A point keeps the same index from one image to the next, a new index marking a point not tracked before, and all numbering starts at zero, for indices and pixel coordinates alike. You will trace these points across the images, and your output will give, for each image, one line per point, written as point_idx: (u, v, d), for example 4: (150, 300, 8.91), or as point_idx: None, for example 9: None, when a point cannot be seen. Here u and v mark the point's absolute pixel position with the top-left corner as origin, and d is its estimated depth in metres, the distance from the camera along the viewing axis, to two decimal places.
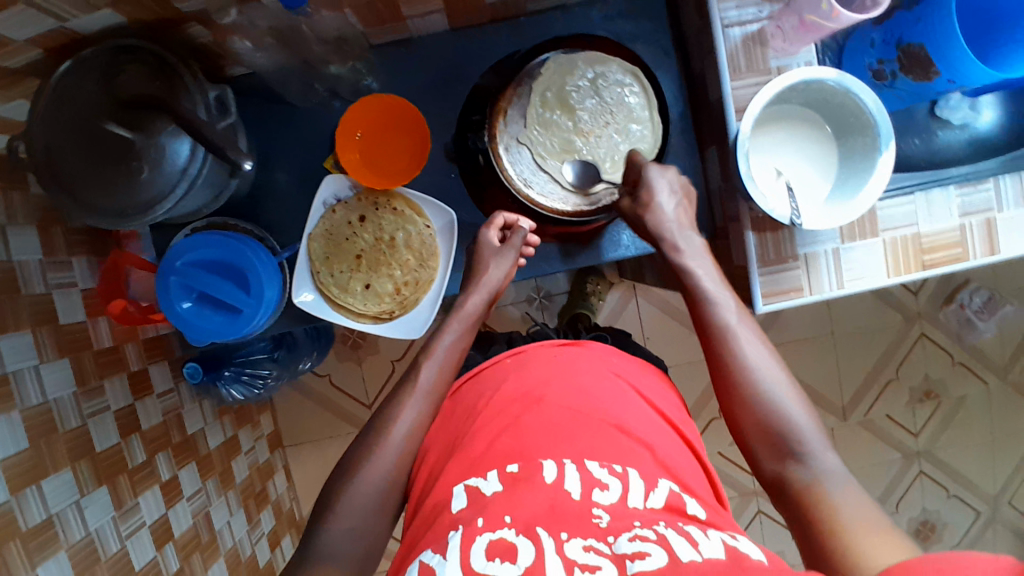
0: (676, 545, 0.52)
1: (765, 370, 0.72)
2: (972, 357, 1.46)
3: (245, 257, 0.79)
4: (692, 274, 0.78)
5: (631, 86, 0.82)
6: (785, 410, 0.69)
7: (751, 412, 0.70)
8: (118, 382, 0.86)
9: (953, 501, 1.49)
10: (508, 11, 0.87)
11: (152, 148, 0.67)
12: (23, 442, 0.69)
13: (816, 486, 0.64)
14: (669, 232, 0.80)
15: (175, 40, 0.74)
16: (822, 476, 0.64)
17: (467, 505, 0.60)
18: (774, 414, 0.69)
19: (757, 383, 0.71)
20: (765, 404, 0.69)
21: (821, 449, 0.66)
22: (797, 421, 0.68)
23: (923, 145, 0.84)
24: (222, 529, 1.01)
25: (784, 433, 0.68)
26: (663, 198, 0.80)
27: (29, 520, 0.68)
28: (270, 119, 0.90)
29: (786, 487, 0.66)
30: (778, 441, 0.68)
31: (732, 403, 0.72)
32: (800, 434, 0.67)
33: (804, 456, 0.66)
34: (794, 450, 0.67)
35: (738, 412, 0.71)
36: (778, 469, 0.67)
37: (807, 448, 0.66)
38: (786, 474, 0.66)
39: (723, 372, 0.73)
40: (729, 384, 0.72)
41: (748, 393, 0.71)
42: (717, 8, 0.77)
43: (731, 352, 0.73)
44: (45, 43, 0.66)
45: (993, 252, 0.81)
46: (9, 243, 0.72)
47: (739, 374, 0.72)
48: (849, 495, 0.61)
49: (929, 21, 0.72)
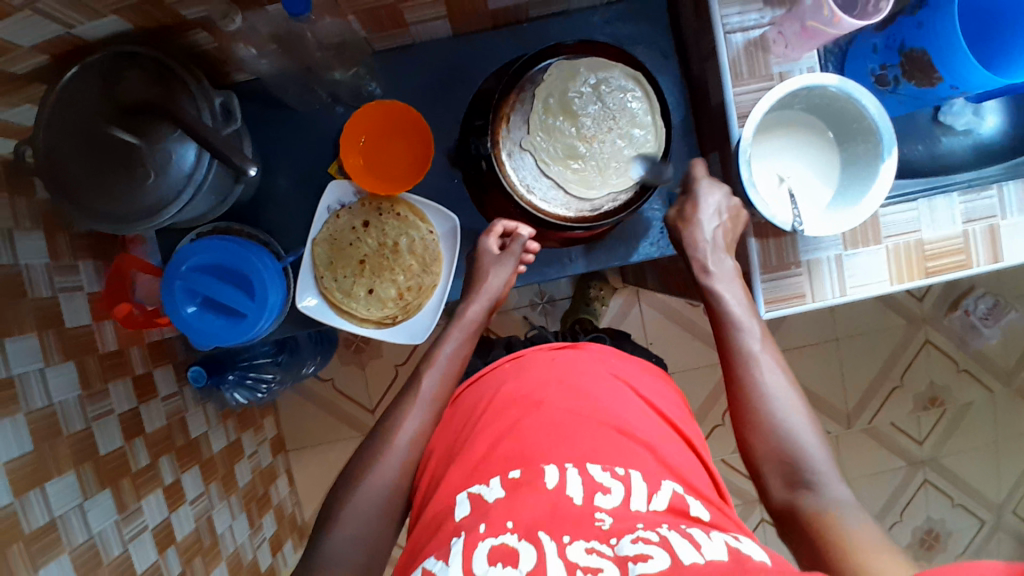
0: (679, 547, 0.52)
1: (783, 400, 0.72)
2: (977, 363, 1.45)
3: (248, 262, 0.79)
4: (719, 297, 0.78)
5: (634, 92, 0.83)
6: (800, 442, 0.69)
7: (767, 439, 0.70)
8: (122, 385, 0.87)
9: (958, 509, 1.49)
10: (509, 17, 0.88)
11: (156, 155, 0.67)
12: (27, 445, 0.70)
13: (826, 514, 0.64)
14: (703, 252, 0.79)
15: (178, 47, 0.75)
16: (835, 506, 0.64)
17: (470, 511, 0.60)
18: (788, 443, 0.69)
19: (774, 412, 0.71)
20: (781, 433, 0.70)
21: (834, 481, 0.66)
22: (811, 451, 0.68)
23: (926, 150, 0.84)
24: (224, 533, 1.02)
25: (797, 462, 0.68)
26: (709, 222, 0.79)
27: (32, 522, 0.68)
28: (273, 124, 0.90)
29: (796, 515, 0.66)
30: (792, 469, 0.68)
31: (746, 428, 0.72)
32: (813, 464, 0.67)
33: (815, 485, 0.66)
34: (807, 479, 0.67)
35: (752, 437, 0.71)
36: (788, 496, 0.67)
37: (819, 478, 0.66)
38: (796, 502, 0.66)
39: (741, 398, 0.73)
40: (746, 410, 0.72)
41: (766, 421, 0.71)
42: (719, 14, 0.77)
43: (751, 379, 0.74)
44: (50, 49, 0.67)
45: (996, 259, 0.81)
46: (15, 246, 0.72)
47: (758, 401, 0.72)
48: (862, 527, 0.61)
49: (932, 27, 0.72)
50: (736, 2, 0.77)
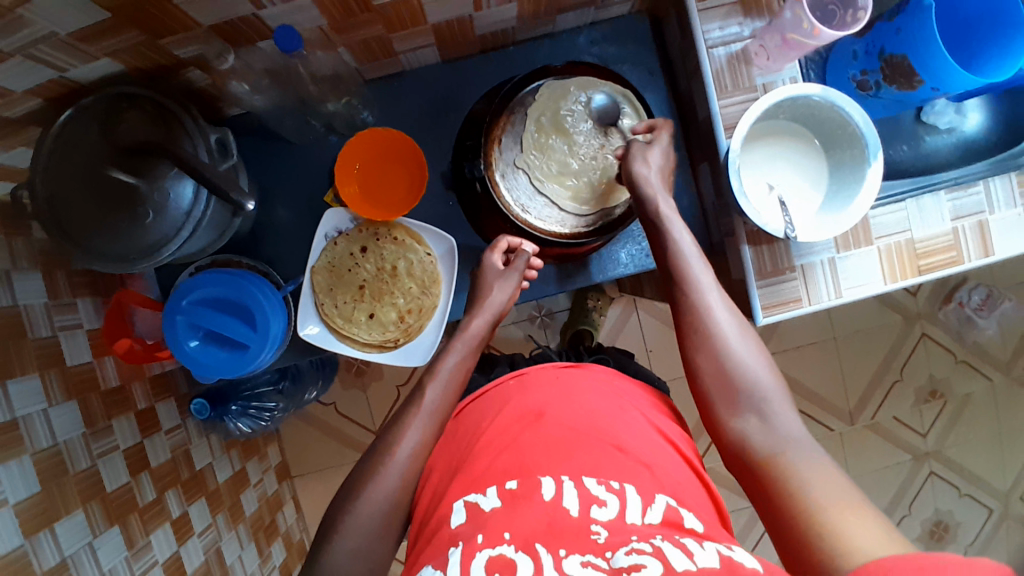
0: (672, 556, 0.52)
1: (735, 331, 0.72)
2: (975, 354, 1.47)
3: (251, 295, 0.80)
4: (671, 232, 0.79)
5: (624, 109, 0.86)
6: (749, 368, 0.70)
7: (716, 365, 0.71)
8: (126, 421, 0.87)
9: (966, 500, 1.49)
10: (496, 41, 0.90)
11: (156, 193, 0.68)
12: (35, 486, 0.70)
13: (777, 450, 0.64)
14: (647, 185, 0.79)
15: (174, 86, 0.76)
16: (784, 438, 0.65)
17: (466, 521, 0.61)
18: (738, 373, 0.70)
19: (722, 338, 0.72)
20: (731, 360, 0.71)
21: (782, 410, 0.67)
22: (760, 380, 0.69)
23: (912, 151, 0.85)
24: (234, 563, 1.01)
25: (748, 390, 0.69)
26: (641, 166, 0.80)
27: (44, 563, 0.68)
28: (268, 156, 0.92)
29: (746, 449, 0.66)
30: (742, 399, 0.69)
31: (699, 358, 0.73)
32: (764, 393, 0.68)
33: (765, 416, 0.67)
34: (758, 409, 0.68)
35: (704, 368, 0.72)
36: (738, 427, 0.68)
37: (768, 408, 0.68)
38: (746, 434, 0.67)
39: (690, 325, 0.74)
40: (699, 340, 0.73)
41: (718, 350, 0.71)
42: (701, 30, 0.79)
43: (700, 308, 0.74)
44: (44, 93, 0.67)
45: (987, 253, 0.83)
46: (14, 288, 0.73)
47: (709, 330, 0.73)
48: (810, 460, 0.62)
49: (909, 32, 0.74)
50: (717, 17, 0.79)
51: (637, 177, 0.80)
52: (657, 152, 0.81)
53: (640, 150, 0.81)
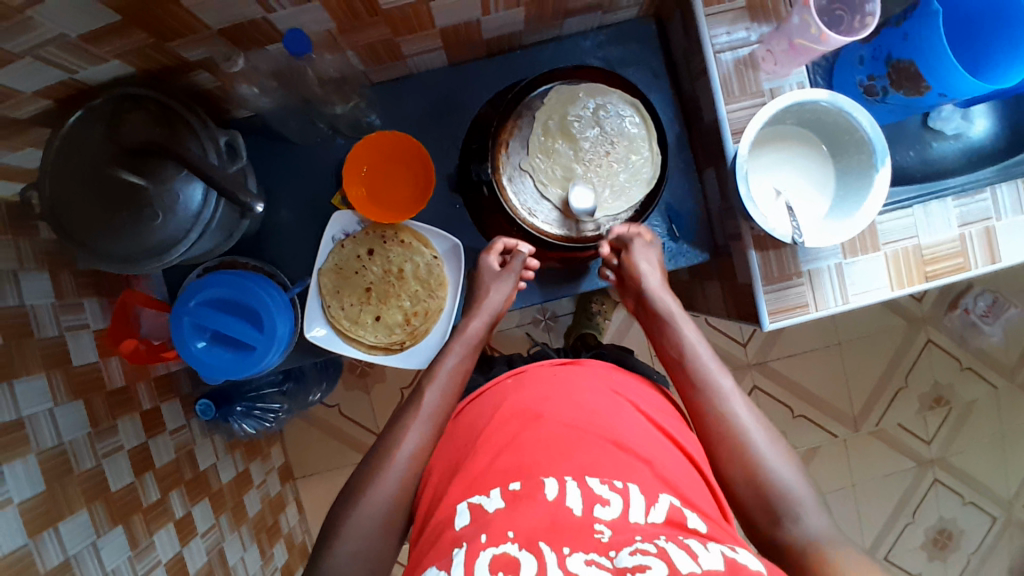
0: (676, 557, 0.52)
1: (757, 429, 0.71)
2: (980, 361, 1.46)
3: (255, 295, 0.80)
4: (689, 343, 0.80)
5: (631, 117, 0.85)
6: (776, 469, 0.68)
7: (744, 469, 0.69)
8: (130, 421, 0.87)
9: (969, 508, 1.48)
10: (502, 45, 0.90)
11: (164, 195, 0.68)
12: (39, 485, 0.70)
13: (814, 548, 0.62)
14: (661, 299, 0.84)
15: (180, 87, 0.76)
16: (819, 538, 0.62)
17: (469, 522, 0.60)
18: (769, 477, 0.67)
19: (745, 441, 0.71)
20: (757, 462, 0.69)
21: (819, 517, 0.64)
22: (789, 481, 0.67)
23: (918, 156, 0.86)
24: (236, 564, 1.01)
25: (781, 495, 0.66)
26: (647, 266, 0.84)
27: (47, 562, 0.68)
28: (274, 158, 0.92)
29: (783, 551, 0.64)
30: (771, 504, 0.66)
31: (724, 463, 0.71)
32: (795, 495, 0.66)
33: (799, 517, 0.64)
34: (789, 510, 0.65)
35: (731, 471, 0.70)
36: (774, 533, 0.65)
37: (801, 509, 0.65)
38: (782, 538, 0.64)
39: (714, 430, 0.73)
40: (721, 442, 0.72)
41: (741, 449, 0.70)
42: (708, 34, 0.79)
43: (720, 412, 0.74)
44: (52, 94, 0.68)
45: (994, 260, 0.82)
46: (20, 288, 0.73)
47: (731, 432, 0.72)
48: (848, 556, 0.59)
49: (917, 38, 0.74)
50: (724, 22, 0.79)
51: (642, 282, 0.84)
52: (643, 261, 0.85)
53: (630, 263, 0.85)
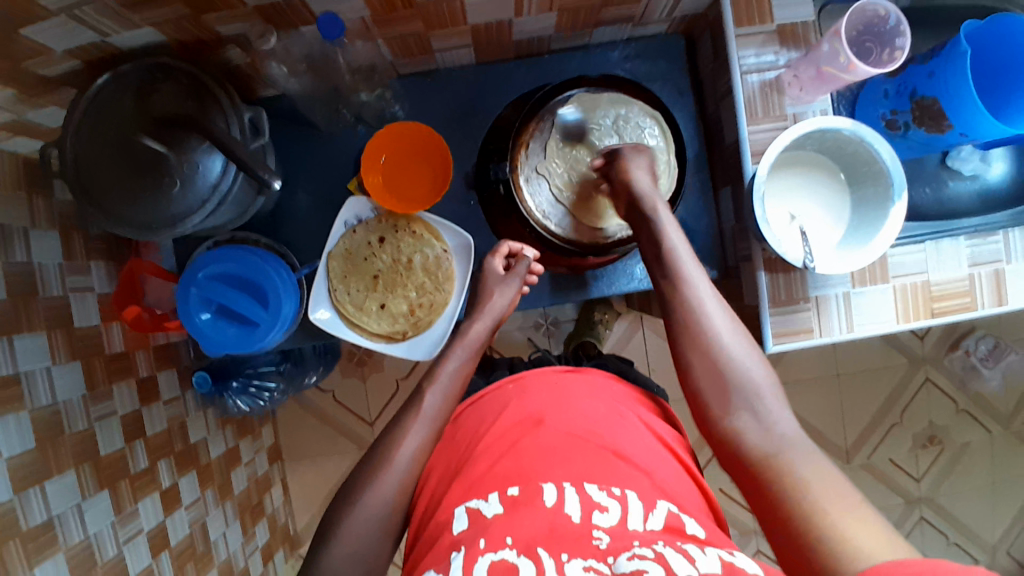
0: (673, 561, 0.52)
1: (723, 323, 0.72)
2: (976, 405, 1.46)
3: (264, 274, 0.80)
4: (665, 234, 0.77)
5: (652, 129, 0.85)
6: (739, 361, 0.70)
7: (709, 362, 0.71)
8: (126, 387, 0.87)
9: (954, 550, 1.47)
10: (532, 48, 0.90)
11: (184, 164, 0.69)
12: (30, 443, 0.70)
13: (770, 444, 0.65)
14: (646, 197, 0.78)
15: (210, 62, 0.76)
16: (775, 436, 0.65)
17: (468, 526, 0.61)
18: (729, 367, 0.70)
19: (712, 335, 0.72)
20: (720, 354, 0.70)
21: (776, 407, 0.67)
22: (751, 373, 0.69)
23: (933, 194, 0.85)
24: (217, 541, 1.01)
25: (738, 385, 0.69)
26: (640, 174, 0.79)
27: (30, 520, 0.68)
28: (295, 141, 0.92)
29: (738, 445, 0.66)
30: (730, 396, 0.68)
31: (688, 354, 0.72)
32: (755, 389, 0.68)
33: (757, 410, 0.67)
34: (748, 405, 0.68)
35: (693, 362, 0.72)
36: (728, 424, 0.68)
37: (758, 401, 0.68)
38: (737, 431, 0.67)
39: (682, 320, 0.74)
40: (687, 334, 0.73)
41: (705, 343, 0.71)
42: (737, 55, 0.79)
43: (689, 306, 0.73)
44: (82, 56, 0.68)
45: (1000, 303, 0.83)
46: (30, 244, 0.74)
47: (697, 325, 0.72)
48: (804, 456, 0.62)
49: (942, 77, 0.74)
50: (754, 44, 0.79)
51: (635, 186, 0.78)
52: (637, 166, 0.80)
53: (622, 165, 0.80)
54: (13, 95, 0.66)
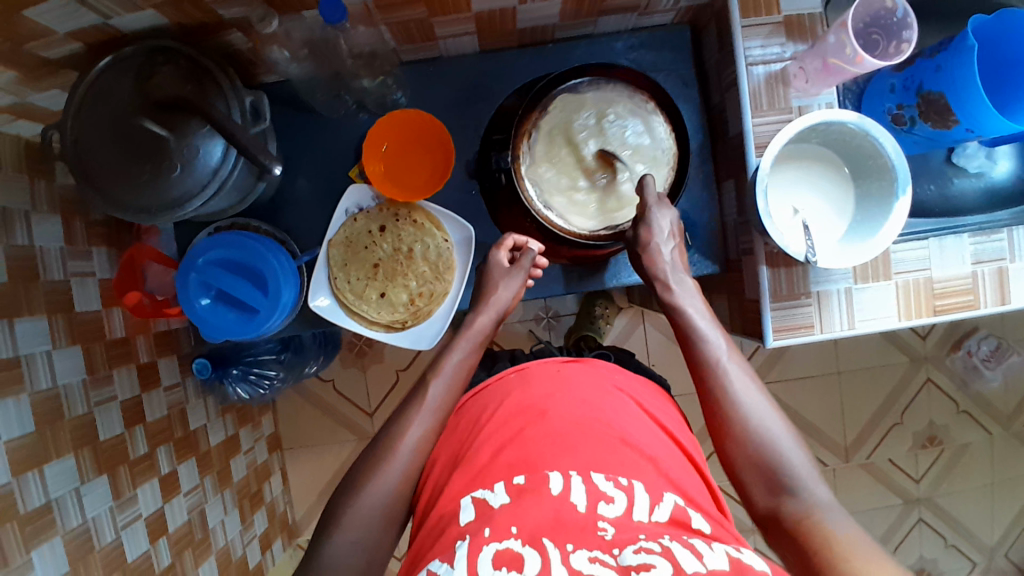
0: (681, 557, 0.52)
1: (754, 403, 0.71)
2: (977, 405, 1.46)
3: (264, 259, 0.80)
4: (685, 313, 0.79)
5: (637, 127, 0.85)
6: (774, 442, 0.68)
7: (743, 447, 0.69)
8: (126, 373, 0.87)
9: (951, 551, 1.47)
10: (536, 36, 0.90)
11: (184, 149, 0.68)
12: (29, 426, 0.70)
13: (813, 517, 0.63)
14: (662, 272, 0.81)
15: (213, 45, 0.76)
16: (818, 507, 0.63)
17: (475, 516, 0.60)
18: (766, 448, 0.68)
19: (743, 417, 0.70)
20: (754, 437, 0.69)
21: (815, 485, 0.65)
22: (788, 453, 0.67)
23: (938, 190, 0.84)
24: (216, 528, 1.01)
25: (778, 468, 0.67)
26: (661, 246, 0.81)
27: (28, 503, 0.68)
28: (298, 127, 0.92)
29: (780, 522, 0.65)
30: (770, 475, 0.67)
31: (722, 437, 0.71)
32: (793, 469, 0.66)
33: (796, 489, 0.65)
34: (787, 484, 0.66)
35: (729, 448, 0.70)
36: (772, 503, 0.66)
37: (797, 480, 0.66)
38: (781, 508, 0.65)
39: (713, 405, 0.73)
40: (719, 418, 0.71)
41: (738, 425, 0.70)
42: (742, 46, 0.79)
43: (721, 389, 0.72)
44: (83, 38, 0.67)
45: (1003, 301, 0.82)
46: (31, 227, 0.74)
47: (728, 408, 0.71)
48: (846, 527, 0.60)
49: (950, 71, 0.74)
50: (759, 35, 0.79)
51: (654, 262, 0.81)
52: (661, 233, 0.81)
53: (641, 240, 0.82)
54: (15, 77, 0.66)
